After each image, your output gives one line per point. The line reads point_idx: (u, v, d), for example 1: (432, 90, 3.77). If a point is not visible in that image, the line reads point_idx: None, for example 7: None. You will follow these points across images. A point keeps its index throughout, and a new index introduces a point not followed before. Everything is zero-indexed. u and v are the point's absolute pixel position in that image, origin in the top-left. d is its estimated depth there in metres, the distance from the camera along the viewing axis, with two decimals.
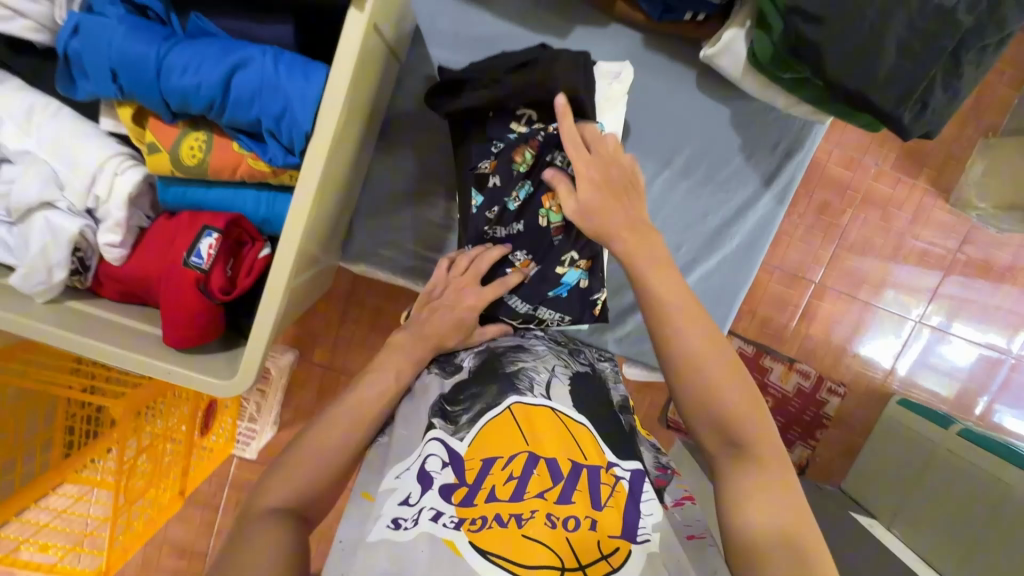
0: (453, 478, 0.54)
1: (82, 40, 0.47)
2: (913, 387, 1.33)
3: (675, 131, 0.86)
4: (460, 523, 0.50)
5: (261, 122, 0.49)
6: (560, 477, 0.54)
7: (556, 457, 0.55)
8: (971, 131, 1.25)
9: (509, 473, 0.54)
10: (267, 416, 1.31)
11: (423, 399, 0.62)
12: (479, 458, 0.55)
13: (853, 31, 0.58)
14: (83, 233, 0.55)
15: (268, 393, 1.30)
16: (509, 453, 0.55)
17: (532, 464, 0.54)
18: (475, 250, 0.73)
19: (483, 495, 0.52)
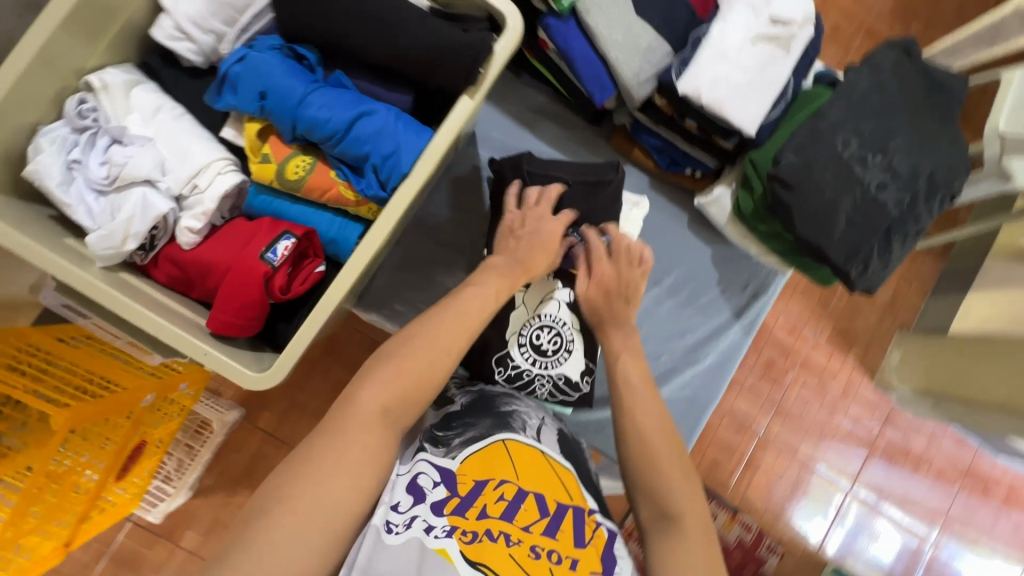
0: (444, 493, 0.53)
1: (243, 67, 0.58)
2: (845, 561, 1.39)
3: (666, 258, 1.03)
4: (452, 531, 0.50)
5: (368, 158, 0.60)
6: (546, 512, 0.53)
7: (544, 492, 0.54)
8: (890, 324, 1.46)
9: (499, 494, 0.53)
10: (188, 476, 1.17)
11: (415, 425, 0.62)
12: (473, 479, 0.54)
13: (814, 201, 0.78)
14: (167, 216, 0.60)
15: (197, 451, 1.19)
16: (499, 477, 0.54)
17: (521, 497, 0.53)
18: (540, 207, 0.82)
19: (473, 511, 0.52)
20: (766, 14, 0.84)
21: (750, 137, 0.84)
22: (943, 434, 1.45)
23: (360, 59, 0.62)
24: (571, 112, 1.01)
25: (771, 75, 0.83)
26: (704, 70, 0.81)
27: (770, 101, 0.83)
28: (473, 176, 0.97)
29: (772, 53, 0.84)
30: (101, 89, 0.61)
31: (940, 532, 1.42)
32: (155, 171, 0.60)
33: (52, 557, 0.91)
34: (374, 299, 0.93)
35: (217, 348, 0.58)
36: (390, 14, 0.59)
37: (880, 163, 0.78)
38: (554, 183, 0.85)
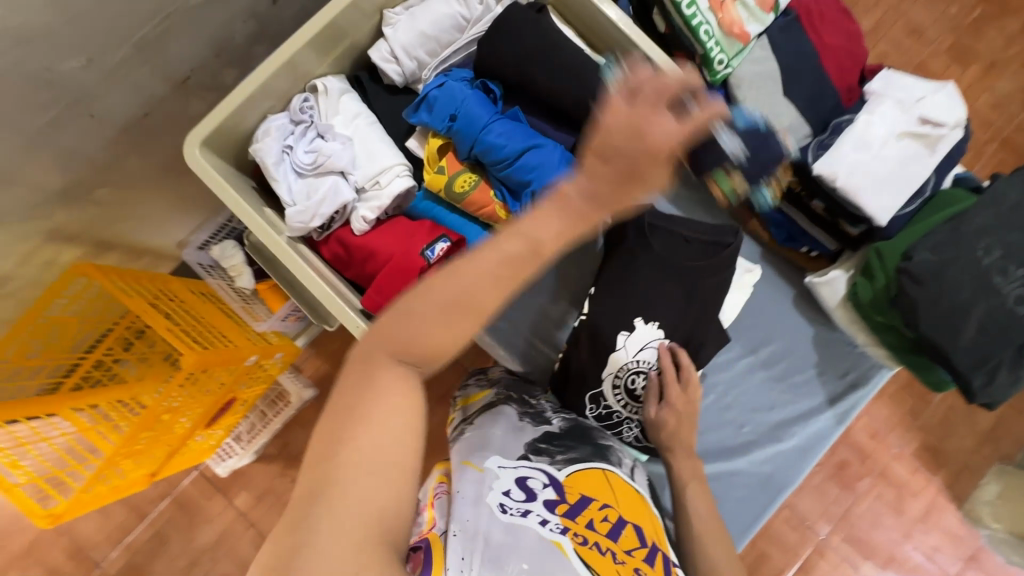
0: (555, 494, 0.55)
1: (441, 93, 0.68)
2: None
3: (766, 329, 1.02)
4: (564, 530, 0.51)
5: (529, 185, 0.67)
6: (645, 542, 0.55)
7: (641, 524, 0.57)
8: (988, 453, 1.34)
9: (604, 514, 0.55)
10: (255, 441, 1.17)
11: (519, 433, 0.65)
12: (579, 492, 0.57)
13: (947, 301, 0.76)
14: (347, 206, 0.70)
15: (269, 419, 1.19)
16: (602, 500, 0.57)
17: (623, 524, 0.56)
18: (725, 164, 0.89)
19: (583, 519, 0.53)
20: (916, 113, 0.85)
21: (880, 227, 0.85)
22: None
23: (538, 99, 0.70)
24: (694, 173, 1.05)
25: (913, 171, 0.84)
26: (844, 156, 0.84)
27: (907, 196, 0.84)
28: None
29: (917, 149, 0.85)
30: (323, 92, 0.72)
31: None
32: (347, 168, 0.71)
33: (137, 483, 0.92)
34: None
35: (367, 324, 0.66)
36: (576, 65, 0.67)
37: (1023, 277, 0.76)
38: (675, 236, 0.89)
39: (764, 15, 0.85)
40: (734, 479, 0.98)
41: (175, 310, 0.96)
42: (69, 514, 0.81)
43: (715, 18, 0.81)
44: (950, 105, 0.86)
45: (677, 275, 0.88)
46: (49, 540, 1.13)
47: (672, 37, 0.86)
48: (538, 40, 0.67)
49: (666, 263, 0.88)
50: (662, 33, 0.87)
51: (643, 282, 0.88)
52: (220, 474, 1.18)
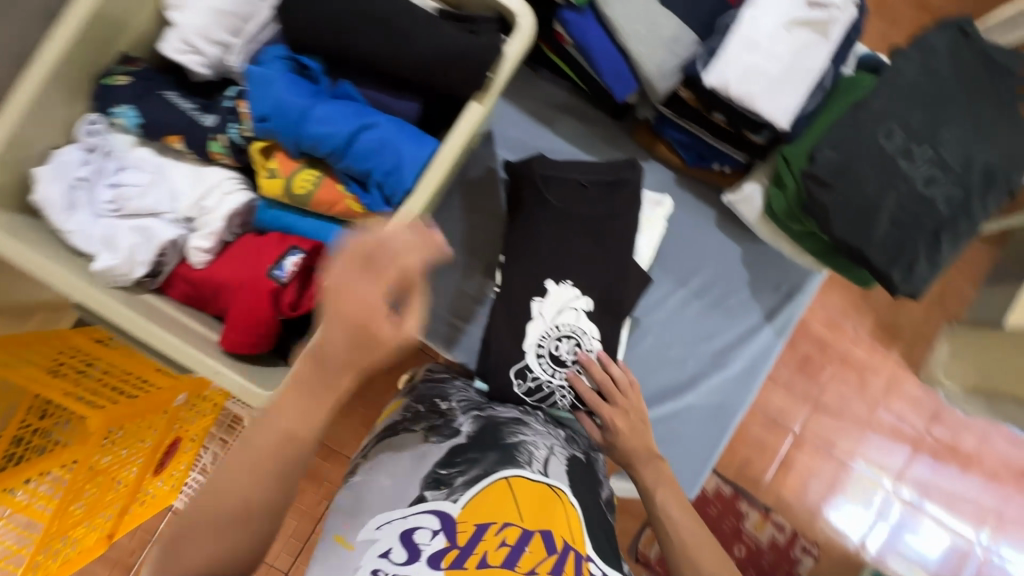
0: (444, 542, 0.54)
1: (251, 84, 0.57)
2: (887, 565, 1.33)
3: (692, 259, 0.98)
4: None
5: (371, 174, 0.58)
6: (553, 550, 0.55)
7: (550, 528, 0.56)
8: (938, 317, 1.36)
9: (502, 539, 0.54)
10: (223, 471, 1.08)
11: (419, 463, 0.64)
12: (475, 522, 0.56)
13: (855, 199, 0.72)
14: (177, 241, 0.61)
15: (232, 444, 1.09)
16: (501, 520, 0.56)
17: (525, 539, 0.55)
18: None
19: (473, 559, 0.53)
20: None
21: (784, 130, 0.78)
22: (996, 432, 1.36)
23: (364, 67, 0.60)
24: (591, 107, 0.96)
25: (808, 63, 0.77)
26: (734, 61, 0.76)
27: (807, 91, 0.77)
28: (489, 177, 0.94)
29: (809, 38, 0.77)
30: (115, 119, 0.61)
31: (989, 534, 1.34)
32: (163, 201, 0.61)
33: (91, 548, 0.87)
34: None
35: (228, 367, 0.58)
36: (393, 20, 0.57)
37: (929, 156, 0.72)
38: (571, 184, 0.82)
39: None
40: (687, 415, 0.96)
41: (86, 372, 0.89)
42: None
43: None
44: None
45: (582, 225, 0.82)
46: None
47: None
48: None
49: (566, 216, 0.82)
50: None
51: (556, 240, 0.82)
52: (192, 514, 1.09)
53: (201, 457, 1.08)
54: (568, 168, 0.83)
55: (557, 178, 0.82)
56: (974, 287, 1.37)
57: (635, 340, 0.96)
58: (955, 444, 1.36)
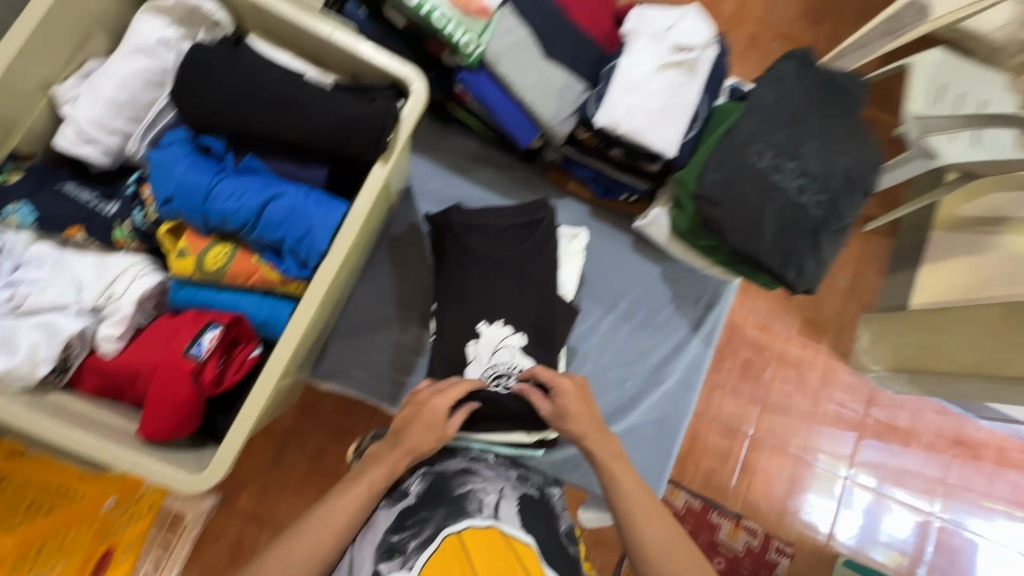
0: None
1: (152, 170, 0.59)
2: (857, 550, 1.38)
3: (617, 284, 1.03)
4: None
5: (284, 241, 0.60)
6: None
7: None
8: (855, 306, 1.46)
9: None
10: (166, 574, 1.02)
11: (374, 536, 0.65)
12: None
13: (742, 213, 0.80)
14: (85, 331, 0.59)
15: (175, 544, 1.03)
16: None
17: None
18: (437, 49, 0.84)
19: None
20: (668, 42, 0.88)
21: (672, 158, 0.87)
22: (925, 407, 1.44)
23: (267, 141, 0.62)
24: (502, 154, 1.02)
25: (682, 98, 0.87)
26: (617, 103, 0.84)
27: (685, 122, 0.86)
28: (413, 231, 0.97)
29: (680, 77, 0.87)
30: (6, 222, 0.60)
31: (942, 505, 1.41)
32: (68, 291, 0.59)
33: None
34: (329, 367, 0.91)
35: (148, 457, 0.55)
36: (288, 95, 0.60)
37: (796, 168, 0.81)
38: (488, 229, 0.86)
39: None
40: (635, 434, 0.99)
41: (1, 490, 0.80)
42: None
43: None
44: (696, 27, 0.89)
45: (505, 264, 0.85)
46: None
47: (415, 29, 0.82)
48: (238, 79, 0.60)
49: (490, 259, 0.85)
50: (404, 27, 0.82)
51: (481, 282, 0.84)
52: None
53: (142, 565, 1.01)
54: (484, 216, 0.87)
55: (475, 225, 0.86)
56: (882, 275, 1.47)
57: (576, 369, 1.00)
58: (897, 425, 1.43)
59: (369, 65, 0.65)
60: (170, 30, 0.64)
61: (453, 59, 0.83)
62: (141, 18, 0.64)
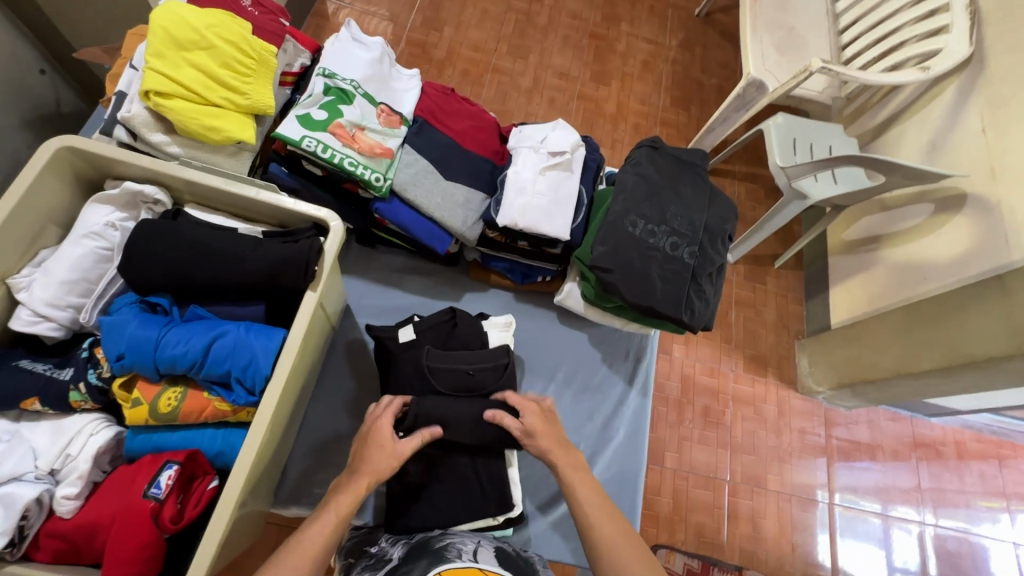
0: None
1: (103, 333, 0.66)
2: None
3: (551, 357, 1.13)
4: None
5: (230, 373, 0.67)
6: None
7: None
8: (787, 336, 1.61)
9: None
10: None
11: None
12: None
13: (632, 271, 0.94)
14: (41, 497, 0.62)
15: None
16: None
17: None
18: (352, 188, 0.98)
19: None
20: (544, 150, 1.07)
21: (569, 240, 1.02)
22: (878, 416, 1.55)
23: (208, 290, 0.72)
24: (428, 262, 1.15)
25: (565, 191, 1.04)
26: (514, 203, 1.00)
27: (572, 210, 1.03)
28: (355, 345, 1.05)
29: (560, 175, 1.05)
30: None
31: (930, 509, 1.47)
32: (24, 460, 0.63)
33: None
34: (290, 491, 0.93)
35: None
36: (223, 248, 0.71)
37: (667, 232, 0.98)
38: (459, 375, 0.90)
39: (396, 130, 1.01)
40: None
41: None
42: None
43: (352, 150, 0.93)
44: (565, 135, 1.09)
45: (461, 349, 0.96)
46: None
47: (331, 175, 0.96)
48: (179, 243, 0.70)
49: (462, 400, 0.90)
50: (321, 174, 0.96)
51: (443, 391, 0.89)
52: None
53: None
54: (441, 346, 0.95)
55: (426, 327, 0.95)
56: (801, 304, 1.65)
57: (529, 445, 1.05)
58: (860, 440, 1.52)
59: (291, 212, 0.78)
60: (116, 213, 0.76)
61: (366, 194, 0.98)
62: (89, 207, 0.75)
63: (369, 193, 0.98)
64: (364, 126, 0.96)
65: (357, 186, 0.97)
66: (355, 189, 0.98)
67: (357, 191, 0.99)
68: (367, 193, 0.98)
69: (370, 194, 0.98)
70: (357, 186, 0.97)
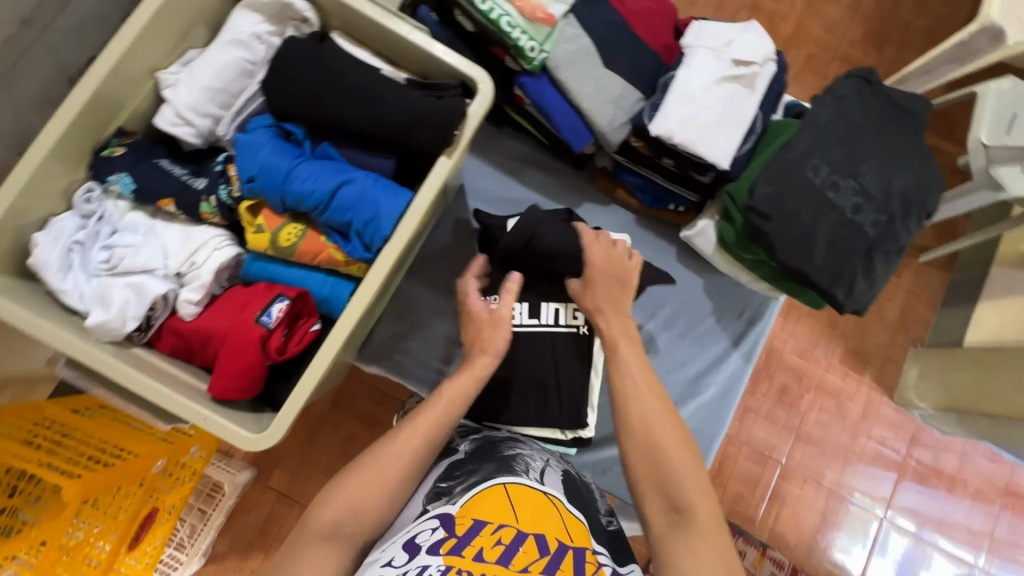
0: (443, 534, 0.58)
1: (238, 152, 0.64)
2: None
3: (658, 293, 1.04)
4: (447, 570, 0.54)
5: (352, 224, 0.64)
6: (547, 552, 0.57)
7: (543, 532, 0.59)
8: (903, 340, 1.39)
9: (497, 538, 0.58)
10: (199, 543, 1.09)
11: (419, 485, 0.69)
12: (472, 518, 0.60)
13: (791, 226, 0.80)
14: (167, 295, 0.64)
15: (209, 515, 1.10)
16: (499, 521, 0.60)
17: (520, 539, 0.58)
18: (498, 53, 0.87)
19: (471, 550, 0.56)
20: (727, 56, 0.89)
21: (726, 170, 0.88)
22: (974, 451, 1.36)
23: (343, 130, 0.67)
24: (552, 159, 1.04)
25: (738, 111, 0.87)
26: (673, 112, 0.85)
27: (741, 136, 0.87)
28: (462, 228, 1.00)
29: (737, 91, 0.88)
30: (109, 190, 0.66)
31: (990, 558, 1.33)
32: (156, 257, 0.65)
33: None
34: (373, 351, 0.95)
35: (215, 412, 0.60)
36: (365, 87, 0.64)
37: (852, 187, 0.81)
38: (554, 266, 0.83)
39: None
40: None
41: (65, 445, 0.90)
42: None
43: (513, 7, 0.80)
44: (756, 42, 0.90)
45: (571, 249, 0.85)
46: None
47: (482, 33, 0.85)
48: (322, 72, 0.65)
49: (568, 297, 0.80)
50: (471, 31, 0.86)
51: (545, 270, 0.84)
52: None
53: (178, 531, 1.09)
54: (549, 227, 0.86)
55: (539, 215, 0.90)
56: (931, 308, 1.39)
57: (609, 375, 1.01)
58: (942, 470, 1.35)
59: (439, 65, 0.70)
60: (263, 24, 0.69)
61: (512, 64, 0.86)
62: (240, 12, 0.69)
63: (515, 63, 0.86)
64: None
65: (505, 52, 0.86)
66: (501, 55, 0.87)
67: (503, 57, 0.87)
68: (512, 64, 0.86)
69: (516, 65, 0.86)
70: (505, 52, 0.86)
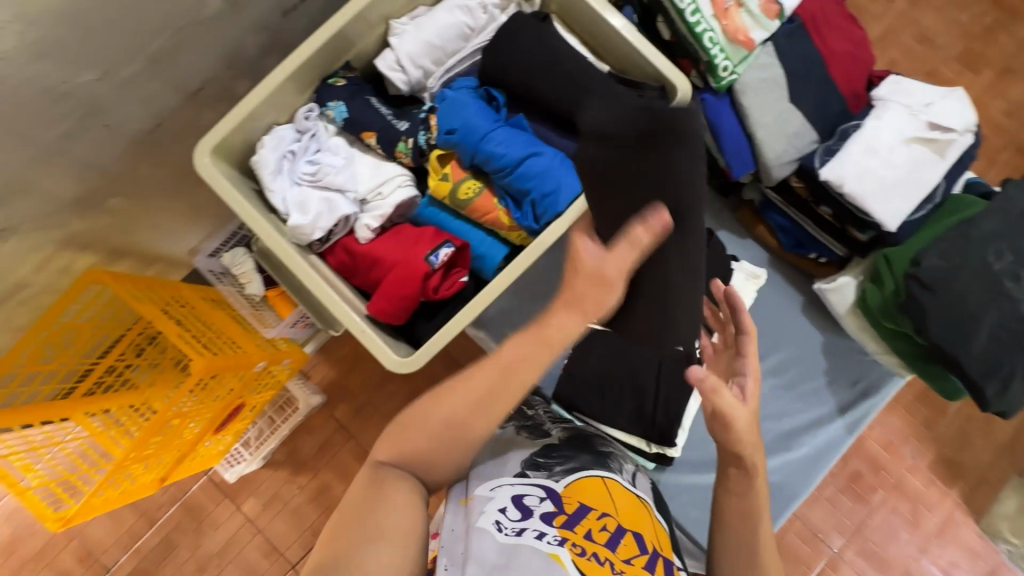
0: (553, 506, 0.62)
1: (444, 104, 0.70)
2: None
3: (772, 337, 0.99)
4: (562, 541, 0.58)
5: (529, 193, 0.68)
6: (645, 549, 0.61)
7: (641, 531, 0.63)
8: (1007, 463, 1.21)
9: (602, 524, 0.61)
10: (264, 448, 1.11)
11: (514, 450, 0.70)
12: (578, 501, 0.63)
13: (955, 306, 0.76)
14: (350, 217, 0.72)
15: (278, 424, 1.12)
16: (602, 509, 0.63)
17: (622, 532, 0.61)
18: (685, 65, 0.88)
19: (580, 529, 0.60)
20: (924, 118, 0.85)
21: (889, 232, 0.84)
22: None
23: (540, 107, 0.71)
24: None
25: (921, 176, 0.83)
26: (851, 162, 0.83)
27: (918, 202, 0.83)
28: None
29: (926, 155, 0.84)
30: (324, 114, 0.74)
31: None
32: (350, 181, 0.73)
33: (146, 488, 0.84)
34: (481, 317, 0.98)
35: (370, 328, 0.67)
36: (574, 73, 0.69)
37: None
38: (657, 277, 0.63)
39: (769, 22, 0.84)
40: None
41: (188, 319, 0.90)
42: (79, 517, 0.75)
43: (718, 24, 0.82)
44: (958, 110, 0.85)
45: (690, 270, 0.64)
46: (59, 545, 1.08)
47: (676, 43, 0.87)
48: (539, 51, 0.70)
49: (659, 280, 0.62)
50: (666, 40, 0.88)
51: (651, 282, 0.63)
52: (231, 479, 1.11)
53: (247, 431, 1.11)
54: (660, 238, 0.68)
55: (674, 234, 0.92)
56: None
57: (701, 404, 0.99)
58: None
59: (643, 65, 0.73)
60: None
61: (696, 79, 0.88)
62: None
63: (699, 79, 0.88)
64: (742, 3, 0.83)
65: (692, 66, 0.87)
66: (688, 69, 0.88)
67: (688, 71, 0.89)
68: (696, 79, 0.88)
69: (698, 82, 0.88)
70: (693, 66, 0.87)
